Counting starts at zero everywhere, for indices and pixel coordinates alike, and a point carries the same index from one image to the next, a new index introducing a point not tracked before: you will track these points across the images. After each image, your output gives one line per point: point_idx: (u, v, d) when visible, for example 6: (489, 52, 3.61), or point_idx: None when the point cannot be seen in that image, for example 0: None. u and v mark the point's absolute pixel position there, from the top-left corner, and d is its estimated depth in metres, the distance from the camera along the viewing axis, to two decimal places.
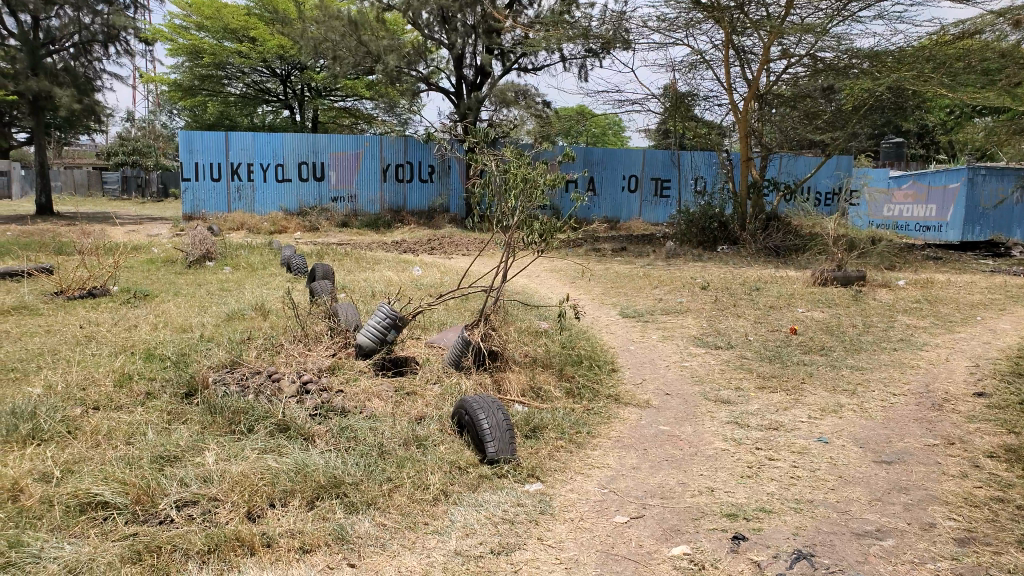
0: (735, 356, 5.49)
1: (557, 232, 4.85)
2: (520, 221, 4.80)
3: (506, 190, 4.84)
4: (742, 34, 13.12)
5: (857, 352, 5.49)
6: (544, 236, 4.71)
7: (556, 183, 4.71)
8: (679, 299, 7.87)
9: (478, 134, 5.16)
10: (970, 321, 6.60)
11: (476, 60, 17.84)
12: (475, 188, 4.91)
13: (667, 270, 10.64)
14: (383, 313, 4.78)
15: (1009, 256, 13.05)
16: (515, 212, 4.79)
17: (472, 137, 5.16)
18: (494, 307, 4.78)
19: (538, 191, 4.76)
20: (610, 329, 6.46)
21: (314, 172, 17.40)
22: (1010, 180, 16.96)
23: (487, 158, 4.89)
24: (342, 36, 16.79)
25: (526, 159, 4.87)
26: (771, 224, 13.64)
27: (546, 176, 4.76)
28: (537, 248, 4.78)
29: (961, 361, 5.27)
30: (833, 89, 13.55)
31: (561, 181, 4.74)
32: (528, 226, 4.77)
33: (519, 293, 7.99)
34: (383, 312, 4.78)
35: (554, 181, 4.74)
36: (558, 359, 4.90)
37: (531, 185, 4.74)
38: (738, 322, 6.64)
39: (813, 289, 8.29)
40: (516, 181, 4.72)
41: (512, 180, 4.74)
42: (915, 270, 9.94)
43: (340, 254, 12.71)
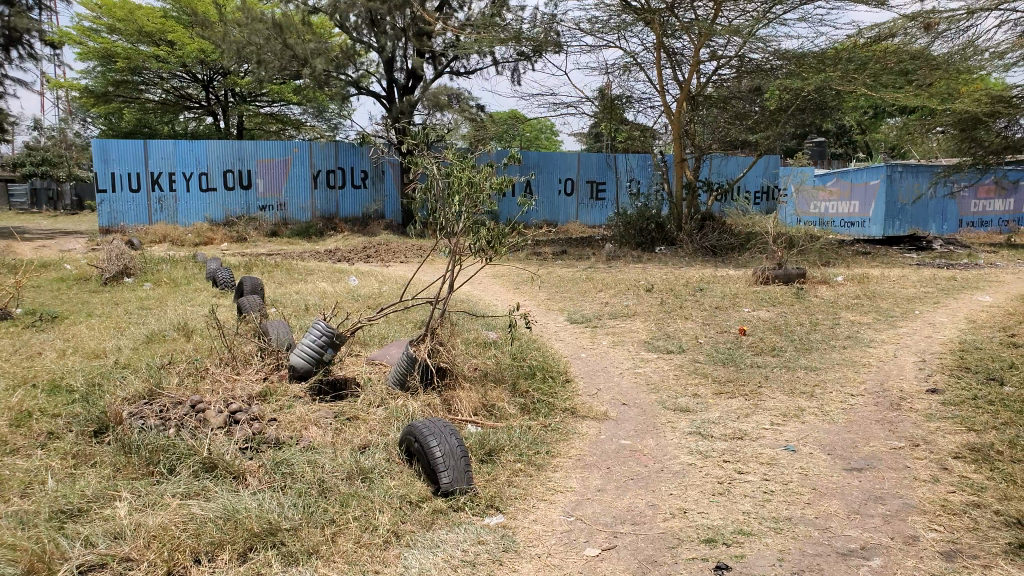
0: (688, 360, 5.35)
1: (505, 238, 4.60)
2: (465, 228, 4.53)
3: (449, 194, 4.56)
4: (673, 37, 13.20)
5: (808, 352, 5.43)
6: (491, 242, 4.44)
7: (501, 186, 4.48)
8: (625, 302, 7.75)
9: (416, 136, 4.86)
10: (910, 315, 6.67)
11: (407, 63, 17.47)
12: (414, 193, 4.59)
13: (609, 273, 10.55)
14: (319, 330, 4.43)
15: (932, 250, 13.54)
16: (460, 219, 4.52)
17: (409, 140, 4.85)
18: (440, 319, 4.50)
19: (483, 194, 4.51)
20: (559, 336, 6.24)
21: (240, 180, 16.67)
22: (925, 177, 17.66)
23: (427, 161, 4.60)
24: (266, 39, 16.12)
25: (469, 162, 4.61)
26: (707, 224, 13.80)
27: (492, 179, 4.51)
28: (485, 257, 4.52)
29: (909, 356, 5.25)
30: (760, 91, 13.82)
31: (507, 183, 4.52)
32: (474, 232, 4.50)
33: (462, 302, 7.70)
34: (319, 329, 4.42)
35: (501, 184, 4.50)
36: (510, 372, 4.65)
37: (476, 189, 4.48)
38: (686, 325, 6.53)
39: (755, 287, 8.32)
40: (460, 185, 4.45)
41: (456, 184, 4.47)
42: (848, 266, 10.16)
43: (271, 266, 12.12)
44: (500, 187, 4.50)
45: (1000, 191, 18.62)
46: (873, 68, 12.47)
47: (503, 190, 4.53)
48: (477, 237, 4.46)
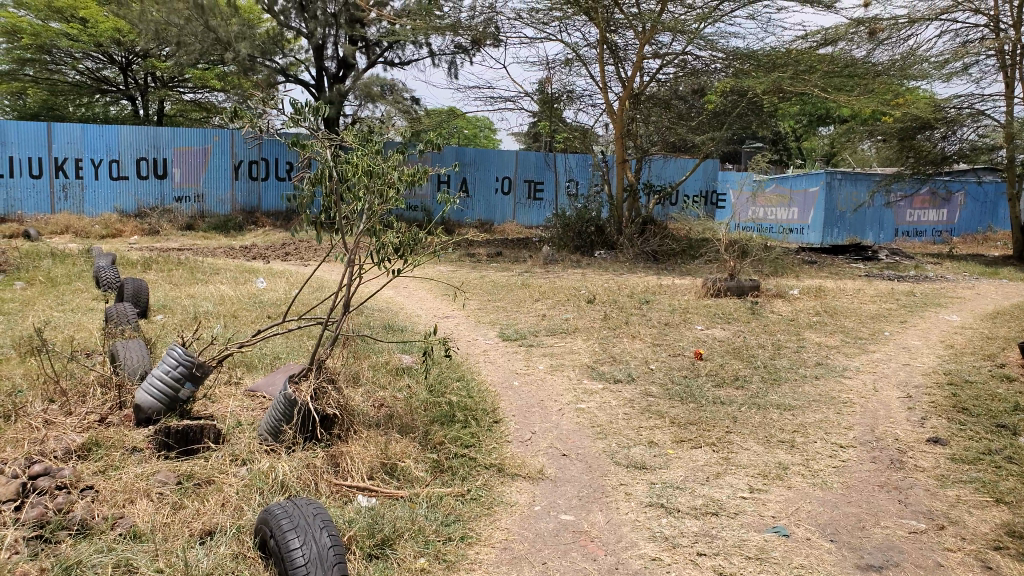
0: (638, 394, 4.46)
1: (418, 246, 3.65)
2: (367, 229, 3.54)
3: (348, 186, 3.50)
4: (617, 31, 12.49)
5: (777, 385, 4.65)
6: (402, 250, 3.56)
7: (412, 179, 3.56)
8: (565, 316, 6.85)
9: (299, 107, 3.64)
10: (880, 338, 6.03)
11: (337, 51, 16.30)
12: (300, 182, 3.38)
13: (547, 279, 9.69)
14: (173, 359, 3.40)
15: (878, 260, 13.24)
16: (362, 217, 3.52)
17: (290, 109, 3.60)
18: (330, 350, 3.46)
19: (391, 189, 3.54)
20: (488, 358, 5.30)
21: (154, 169, 15.11)
22: (863, 186, 17.59)
23: (320, 142, 3.54)
24: (186, 20, 14.40)
25: (372, 146, 3.60)
26: (648, 228, 13.08)
27: (401, 170, 3.57)
28: (392, 271, 3.58)
29: (891, 392, 4.59)
30: (701, 91, 13.35)
31: (419, 176, 3.62)
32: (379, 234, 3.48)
33: (378, 315, 6.66)
34: (174, 358, 3.40)
35: (413, 177, 3.58)
36: (422, 418, 3.68)
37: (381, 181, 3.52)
38: (634, 345, 5.69)
39: (707, 301, 7.61)
40: (361, 175, 3.42)
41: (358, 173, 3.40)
42: (801, 277, 9.58)
43: (172, 263, 10.76)
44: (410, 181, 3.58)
45: (935, 201, 18.82)
46: (822, 71, 12.30)
47: (415, 186, 3.62)
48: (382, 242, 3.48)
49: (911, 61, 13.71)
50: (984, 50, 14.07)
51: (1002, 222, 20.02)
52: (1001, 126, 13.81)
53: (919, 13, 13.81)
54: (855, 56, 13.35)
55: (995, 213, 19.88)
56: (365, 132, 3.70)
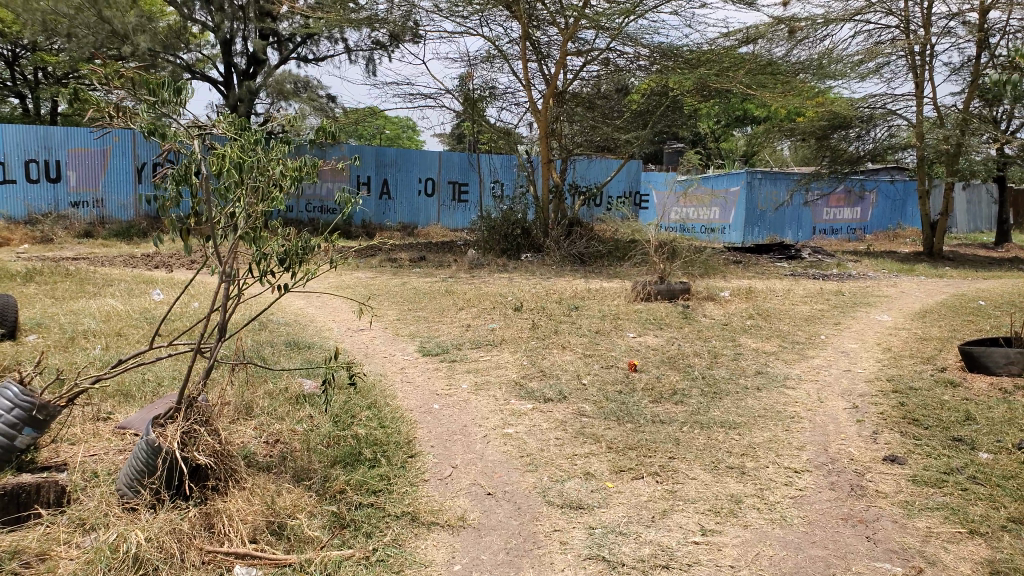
0: (571, 415, 4.02)
1: (312, 255, 3.01)
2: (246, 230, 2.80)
3: (220, 183, 2.77)
4: (540, 27, 12.12)
5: (719, 400, 4.29)
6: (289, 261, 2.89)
7: (298, 175, 2.89)
8: (491, 326, 6.36)
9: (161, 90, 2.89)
10: (817, 342, 5.84)
11: (247, 46, 15.36)
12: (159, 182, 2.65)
13: (472, 285, 9.20)
14: (16, 397, 2.69)
15: (801, 259, 13.37)
16: (238, 218, 2.81)
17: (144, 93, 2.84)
18: (201, 386, 2.84)
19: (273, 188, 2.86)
20: (406, 378, 4.76)
21: (44, 171, 13.76)
22: (783, 185, 17.89)
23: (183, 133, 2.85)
24: (76, 10, 12.95)
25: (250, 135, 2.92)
26: (574, 230, 12.73)
27: (285, 164, 2.89)
28: (277, 287, 2.89)
29: (837, 403, 4.33)
30: (626, 89, 13.15)
31: (307, 171, 2.96)
32: (257, 244, 2.76)
33: (282, 331, 5.99)
34: (17, 396, 2.69)
35: (301, 172, 2.92)
36: (320, 461, 3.11)
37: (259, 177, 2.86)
38: (564, 357, 5.26)
39: (638, 305, 7.30)
40: (230, 169, 2.68)
41: (230, 168, 2.70)
42: (729, 278, 9.43)
43: (56, 273, 9.69)
44: (297, 177, 2.90)
45: (849, 200, 19.37)
46: (745, 69, 12.28)
47: (303, 183, 2.96)
48: (259, 254, 2.77)
49: (826, 61, 13.93)
50: (895, 51, 14.45)
51: (910, 219, 20.78)
52: (908, 125, 14.17)
53: (834, 14, 14.07)
54: (774, 55, 13.43)
55: (904, 211, 20.62)
56: (241, 119, 3.02)
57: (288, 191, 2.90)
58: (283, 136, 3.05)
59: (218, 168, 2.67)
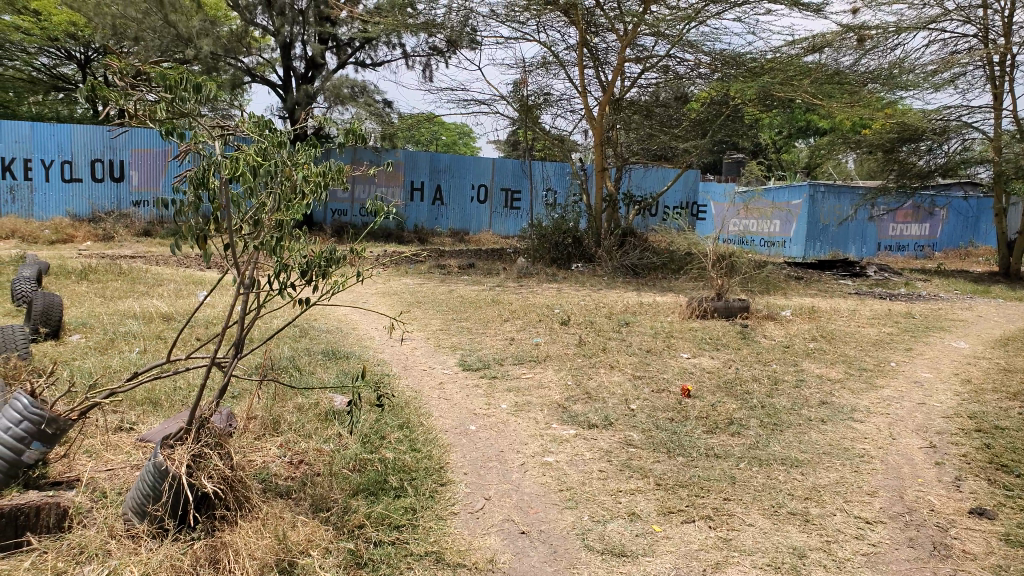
0: (617, 444, 3.73)
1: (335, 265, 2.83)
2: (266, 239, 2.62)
3: (241, 188, 2.57)
4: (597, 33, 11.85)
5: (779, 434, 3.94)
6: (311, 274, 2.74)
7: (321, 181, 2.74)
8: (535, 340, 6.10)
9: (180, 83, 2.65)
10: (886, 369, 5.40)
11: (306, 52, 15.49)
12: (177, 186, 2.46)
13: (519, 294, 8.97)
14: (26, 408, 2.55)
15: (867, 277, 12.72)
16: (260, 225, 2.63)
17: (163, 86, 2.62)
18: (214, 407, 2.68)
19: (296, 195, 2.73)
20: (444, 395, 4.55)
21: (110, 171, 14.15)
22: (847, 199, 17.16)
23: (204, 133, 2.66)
24: (144, 14, 13.17)
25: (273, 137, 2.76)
26: (627, 240, 12.42)
27: (308, 168, 2.74)
28: (299, 301, 2.71)
29: (912, 441, 3.93)
30: (684, 98, 12.76)
31: (332, 177, 2.82)
32: (277, 254, 2.56)
33: (322, 339, 5.86)
34: (27, 407, 2.55)
35: (324, 177, 2.77)
36: (341, 493, 2.91)
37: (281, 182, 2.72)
38: (612, 378, 4.97)
39: (691, 323, 6.95)
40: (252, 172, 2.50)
41: (245, 171, 2.47)
42: (788, 296, 8.97)
43: (112, 272, 9.83)
44: (322, 183, 2.76)
45: (917, 215, 18.46)
46: (811, 78, 11.76)
47: (327, 189, 2.81)
48: (280, 266, 2.59)
49: (897, 71, 13.24)
50: (971, 60, 13.67)
51: (983, 236, 19.69)
52: (985, 138, 13.37)
53: (906, 22, 13.40)
54: (841, 64, 12.86)
55: (977, 228, 19.56)
56: (265, 117, 2.83)
57: (312, 198, 2.77)
58: (307, 139, 2.90)
59: (234, 172, 2.45)
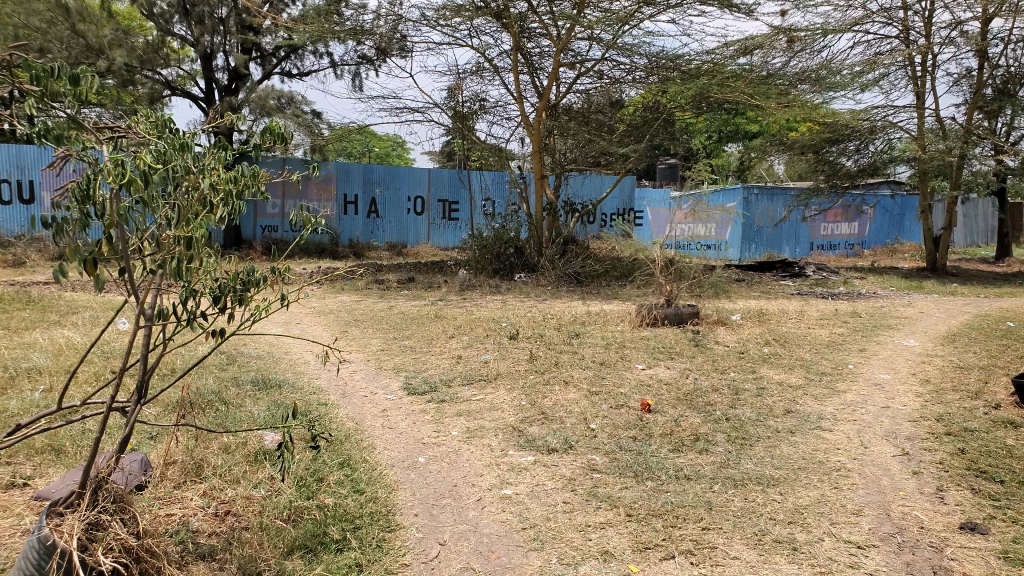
0: (581, 471, 3.42)
1: (254, 291, 2.38)
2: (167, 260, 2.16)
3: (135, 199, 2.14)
4: (530, 37, 11.65)
5: (749, 449, 3.70)
6: (225, 300, 2.30)
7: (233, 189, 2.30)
8: (484, 357, 5.76)
9: (54, 79, 2.14)
10: (845, 372, 5.28)
11: (229, 61, 14.81)
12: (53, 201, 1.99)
13: (464, 308, 8.61)
14: None
15: (806, 277, 12.88)
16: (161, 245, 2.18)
17: (34, 83, 2.12)
18: (113, 460, 2.25)
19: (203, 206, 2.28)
20: (387, 424, 4.15)
21: (18, 192, 13.14)
22: (779, 201, 17.49)
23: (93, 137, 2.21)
24: (50, 24, 12.15)
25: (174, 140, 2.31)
26: (570, 247, 12.18)
27: (217, 174, 2.31)
28: (213, 334, 2.25)
29: (885, 449, 3.76)
30: (620, 103, 12.69)
31: (246, 186, 2.38)
32: (182, 276, 2.11)
33: (251, 367, 5.36)
34: None
35: (236, 185, 2.34)
36: (269, 553, 2.50)
37: (184, 192, 2.27)
38: (567, 395, 4.67)
39: (643, 331, 6.74)
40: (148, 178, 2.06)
41: (135, 177, 2.03)
42: (736, 300, 8.90)
43: (18, 300, 9.00)
44: (234, 192, 2.32)
45: (846, 215, 18.97)
46: (747, 79, 11.83)
47: (243, 199, 2.38)
48: (186, 291, 2.15)
49: (826, 72, 13.50)
50: (893, 62, 14.08)
51: (908, 234, 20.38)
52: (911, 135, 13.74)
53: (832, 24, 13.68)
54: (773, 64, 13.05)
55: (902, 225, 20.24)
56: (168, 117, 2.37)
57: (225, 210, 2.32)
58: (218, 142, 2.45)
59: (119, 179, 2.00)
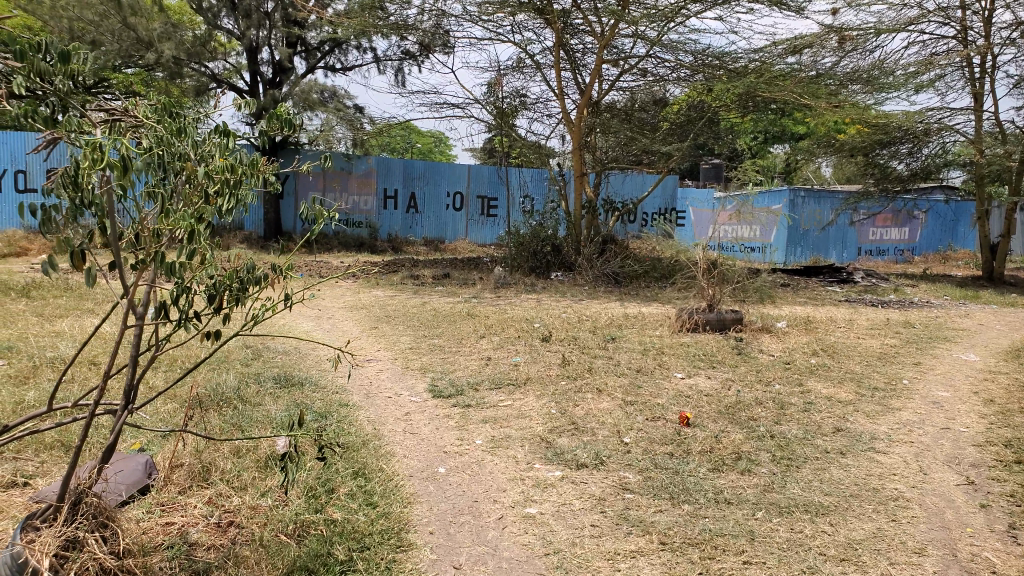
0: (612, 490, 3.18)
1: (253, 290, 2.19)
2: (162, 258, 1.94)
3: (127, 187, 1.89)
4: (574, 33, 11.38)
5: (796, 471, 3.41)
6: (222, 298, 2.11)
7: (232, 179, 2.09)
8: (514, 360, 5.55)
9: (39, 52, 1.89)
10: (900, 388, 4.93)
11: (272, 54, 14.86)
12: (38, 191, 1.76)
13: (496, 307, 8.41)
14: None
15: (855, 283, 12.37)
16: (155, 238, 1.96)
17: (18, 60, 1.81)
18: (97, 472, 2.09)
19: (199, 197, 2.08)
20: (409, 430, 3.96)
21: None
22: (827, 204, 16.89)
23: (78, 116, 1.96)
24: (101, 16, 12.34)
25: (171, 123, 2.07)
26: (608, 247, 11.86)
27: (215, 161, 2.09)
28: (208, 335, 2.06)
29: (948, 476, 3.44)
30: (663, 101, 12.34)
31: (245, 174, 2.18)
32: (177, 274, 1.92)
33: (276, 363, 5.23)
34: None
35: (237, 173, 2.12)
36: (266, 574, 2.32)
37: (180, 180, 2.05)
38: (600, 404, 4.43)
39: (682, 337, 6.45)
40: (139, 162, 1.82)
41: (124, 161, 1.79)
42: (780, 306, 8.52)
43: (56, 287, 9.08)
44: (232, 181, 2.11)
45: (897, 219, 18.26)
46: (796, 77, 11.38)
47: (243, 188, 2.16)
48: (180, 289, 1.94)
49: (878, 72, 12.93)
50: (952, 61, 13.44)
51: (962, 240, 19.53)
52: (968, 139, 13.11)
53: (885, 24, 13.12)
54: (823, 64, 12.57)
55: (956, 232, 19.40)
56: (163, 99, 2.15)
57: (226, 199, 2.10)
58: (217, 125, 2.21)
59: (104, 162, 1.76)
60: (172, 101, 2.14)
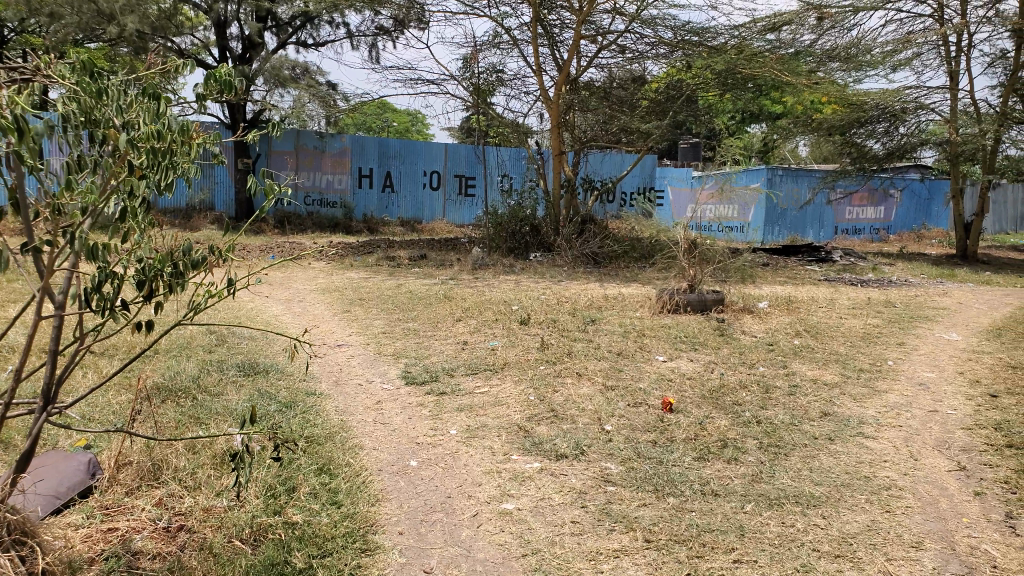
0: (593, 483, 3.00)
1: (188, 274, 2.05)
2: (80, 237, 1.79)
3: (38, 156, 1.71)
4: (551, 7, 11.07)
5: (784, 460, 3.26)
6: (152, 284, 1.99)
7: (158, 147, 1.91)
8: (491, 344, 5.35)
9: None
10: (886, 369, 4.81)
11: (242, 30, 14.31)
12: None
13: (473, 289, 8.19)
14: None
15: (833, 262, 12.33)
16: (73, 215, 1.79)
17: None
18: (15, 480, 2.02)
19: (122, 168, 1.92)
20: (380, 420, 3.75)
21: None
22: (804, 182, 16.86)
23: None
24: None
25: (90, 85, 1.87)
26: (587, 227, 11.67)
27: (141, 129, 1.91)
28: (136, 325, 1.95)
29: (939, 461, 3.32)
30: (642, 79, 12.11)
31: (176, 144, 2.01)
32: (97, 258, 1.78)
33: (240, 349, 4.98)
34: None
35: (167, 143, 1.95)
36: None
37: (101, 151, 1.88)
38: (580, 390, 4.24)
39: (663, 319, 6.29)
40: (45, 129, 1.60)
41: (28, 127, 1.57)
42: (760, 286, 8.40)
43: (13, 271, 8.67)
44: (159, 151, 1.94)
45: (873, 198, 18.29)
46: (776, 54, 11.22)
47: (172, 159, 2.00)
48: (102, 274, 1.83)
49: (855, 50, 12.81)
50: (929, 40, 13.36)
51: (937, 219, 19.63)
52: (942, 117, 13.08)
53: (862, 1, 12.98)
54: (802, 41, 12.42)
55: (930, 210, 19.49)
56: (84, 56, 1.96)
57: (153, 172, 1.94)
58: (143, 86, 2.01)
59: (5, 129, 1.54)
60: (94, 58, 1.96)
